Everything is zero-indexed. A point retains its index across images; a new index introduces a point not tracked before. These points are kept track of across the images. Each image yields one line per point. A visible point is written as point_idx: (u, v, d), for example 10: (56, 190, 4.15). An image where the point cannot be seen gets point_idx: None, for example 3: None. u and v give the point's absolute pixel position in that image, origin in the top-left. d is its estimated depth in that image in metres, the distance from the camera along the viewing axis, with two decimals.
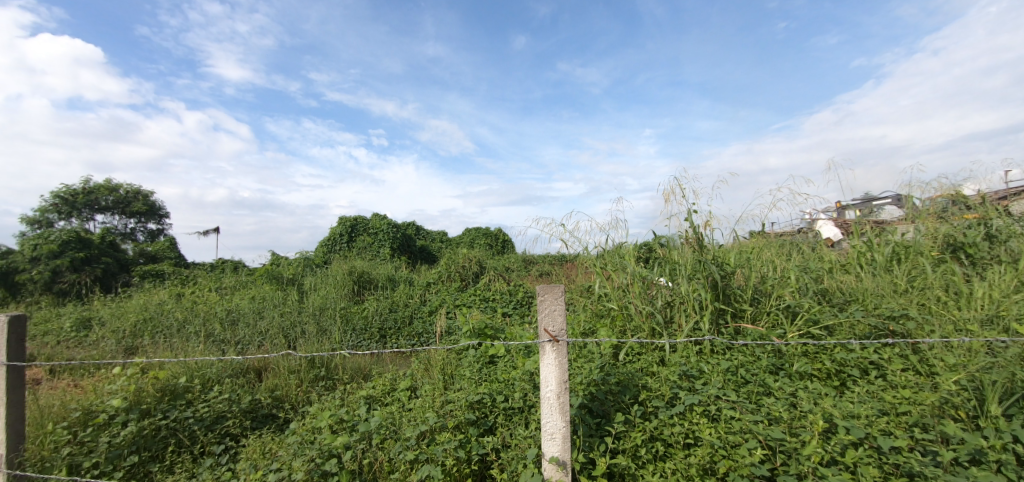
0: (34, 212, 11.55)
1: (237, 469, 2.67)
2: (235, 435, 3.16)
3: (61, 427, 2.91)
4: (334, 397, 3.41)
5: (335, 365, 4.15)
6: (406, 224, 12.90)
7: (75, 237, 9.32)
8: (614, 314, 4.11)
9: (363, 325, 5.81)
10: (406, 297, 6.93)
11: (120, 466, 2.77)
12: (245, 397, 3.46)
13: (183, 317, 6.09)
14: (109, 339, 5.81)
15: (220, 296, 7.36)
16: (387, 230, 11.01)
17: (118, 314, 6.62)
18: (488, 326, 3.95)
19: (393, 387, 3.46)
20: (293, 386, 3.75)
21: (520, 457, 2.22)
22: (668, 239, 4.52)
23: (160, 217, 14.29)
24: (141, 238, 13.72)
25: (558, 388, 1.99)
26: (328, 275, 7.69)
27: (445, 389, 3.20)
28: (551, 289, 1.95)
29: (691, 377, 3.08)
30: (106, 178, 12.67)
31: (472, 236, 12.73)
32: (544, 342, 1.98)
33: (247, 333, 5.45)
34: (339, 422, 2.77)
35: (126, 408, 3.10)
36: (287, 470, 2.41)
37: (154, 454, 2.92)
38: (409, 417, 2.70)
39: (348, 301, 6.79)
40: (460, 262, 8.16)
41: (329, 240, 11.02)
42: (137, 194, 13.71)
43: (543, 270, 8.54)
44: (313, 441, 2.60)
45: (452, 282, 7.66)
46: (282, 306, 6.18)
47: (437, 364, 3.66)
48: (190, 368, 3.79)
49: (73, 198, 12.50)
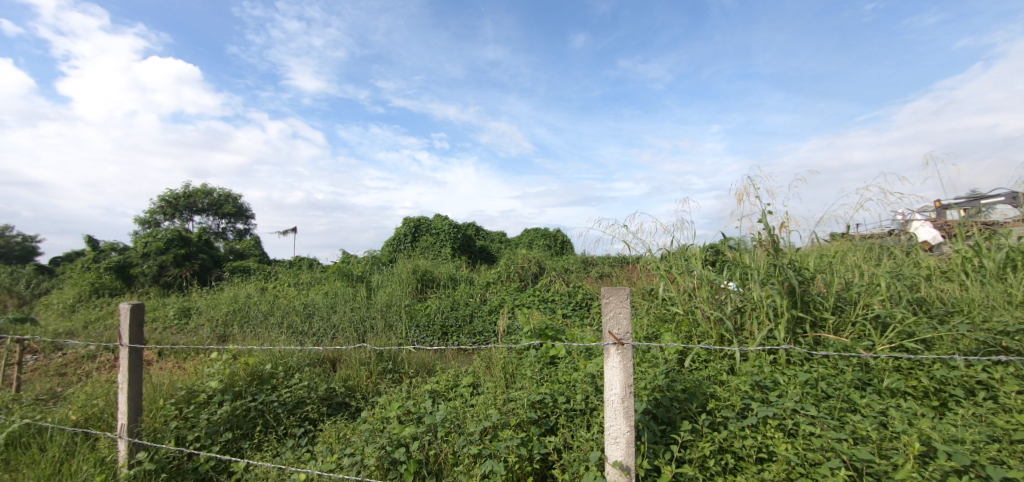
0: (145, 213, 13.20)
1: (316, 451, 2.88)
2: (314, 419, 3.42)
3: (170, 404, 3.27)
4: (400, 389, 3.58)
5: (401, 359, 4.36)
6: (466, 225, 13.22)
7: (178, 236, 10.48)
8: (679, 319, 3.96)
9: (427, 322, 6.05)
10: (467, 296, 7.12)
11: (217, 441, 3.07)
12: (322, 385, 3.72)
13: (267, 309, 6.67)
14: (205, 327, 6.48)
15: (298, 291, 7.96)
16: (448, 230, 11.35)
17: (212, 304, 7.36)
18: (549, 327, 3.96)
19: (456, 383, 3.57)
20: (363, 377, 3.98)
21: (582, 458, 2.21)
22: (739, 242, 4.28)
23: (247, 217, 15.71)
24: (231, 237, 15.18)
25: (622, 392, 1.96)
26: (394, 273, 8.08)
27: (507, 387, 3.25)
28: (618, 291, 1.92)
29: (764, 388, 2.90)
30: (202, 183, 14.14)
31: (531, 236, 12.81)
32: (609, 344, 1.95)
33: (322, 326, 5.85)
34: (405, 414, 2.90)
35: (221, 389, 3.43)
36: (360, 455, 2.57)
37: (244, 432, 3.23)
38: (473, 412, 2.77)
39: (412, 298, 7.09)
40: (519, 263, 8.24)
41: (395, 239, 11.58)
42: (228, 197, 15.13)
43: (602, 272, 8.40)
44: (382, 431, 2.74)
45: (512, 282, 7.75)
46: (352, 302, 6.57)
47: (499, 363, 3.73)
48: (274, 356, 4.14)
49: (176, 201, 14.10)
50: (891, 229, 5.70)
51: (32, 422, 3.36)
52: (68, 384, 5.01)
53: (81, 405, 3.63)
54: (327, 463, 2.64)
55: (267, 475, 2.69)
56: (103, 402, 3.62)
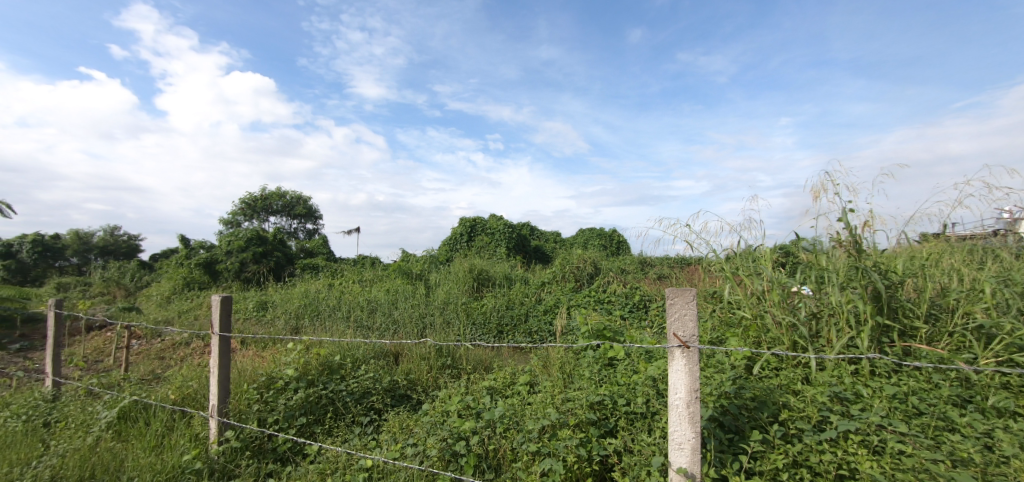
0: (229, 215, 14.49)
1: (381, 439, 3.02)
2: (379, 409, 3.60)
3: (252, 388, 3.56)
4: (459, 385, 3.67)
5: (459, 356, 4.48)
6: (520, 225, 13.33)
7: (256, 235, 11.34)
8: (746, 323, 3.75)
9: (483, 320, 6.17)
10: (522, 295, 7.16)
11: (293, 425, 3.31)
12: (386, 377, 3.90)
13: (334, 304, 7.10)
14: (280, 319, 6.99)
15: (362, 287, 8.39)
16: (503, 230, 11.47)
17: (286, 299, 7.95)
18: (607, 328, 3.90)
19: (513, 380, 3.61)
20: (424, 371, 4.13)
21: (644, 463, 2.16)
22: (815, 242, 3.98)
23: (316, 218, 16.78)
24: (302, 236, 16.30)
25: (687, 397, 1.88)
26: (451, 272, 8.30)
27: (564, 386, 3.23)
28: (683, 292, 1.86)
29: (845, 401, 2.67)
30: (277, 187, 15.28)
31: (586, 236, 12.67)
32: (673, 347, 1.89)
33: (385, 321, 6.13)
34: (464, 408, 2.97)
35: (296, 377, 3.69)
36: (422, 446, 2.67)
37: (317, 418, 3.44)
38: (530, 411, 2.78)
39: (468, 296, 7.25)
40: (574, 263, 8.17)
41: (451, 239, 11.89)
42: (299, 199, 16.22)
43: (661, 273, 8.14)
44: (443, 424, 2.83)
45: (567, 282, 7.71)
46: (411, 299, 6.82)
47: (556, 363, 3.73)
48: (343, 349, 4.39)
49: (254, 203, 15.35)
50: (997, 229, 5.05)
51: (139, 399, 3.80)
52: (166, 367, 5.61)
53: (178, 386, 4.04)
54: (392, 451, 2.77)
55: (337, 459, 2.86)
56: (197, 384, 4.02)
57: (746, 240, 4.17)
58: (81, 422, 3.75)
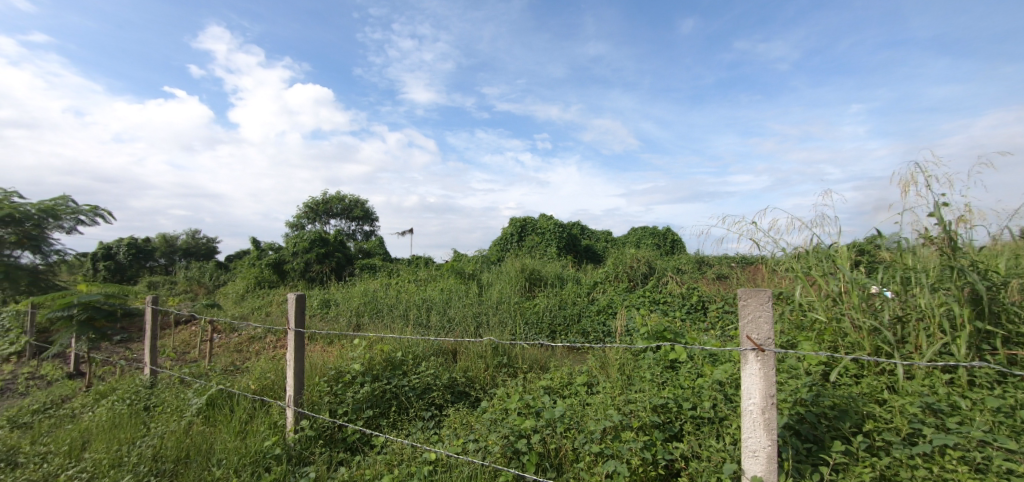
0: (294, 218, 15.47)
1: (443, 434, 3.11)
2: (439, 405, 3.72)
3: (323, 381, 3.77)
4: (517, 383, 3.71)
5: (515, 355, 4.54)
6: (570, 224, 13.24)
7: (319, 237, 12.03)
8: (821, 327, 3.51)
9: (536, 320, 6.20)
10: (574, 295, 7.10)
11: (361, 417, 3.48)
12: (445, 374, 4.01)
13: (392, 303, 7.38)
14: (342, 316, 7.37)
15: (417, 287, 8.67)
16: (554, 230, 11.44)
17: (347, 297, 8.37)
18: (667, 329, 3.81)
19: (570, 380, 3.60)
20: (481, 370, 4.21)
21: (713, 470, 2.08)
22: (899, 240, 3.66)
23: (372, 221, 17.55)
24: (360, 238, 17.11)
25: (762, 402, 1.80)
26: (503, 272, 8.39)
27: (624, 388, 3.18)
28: (757, 293, 1.78)
29: (939, 413, 2.43)
30: (337, 191, 16.12)
31: (639, 236, 12.39)
32: (747, 350, 1.81)
33: (440, 319, 6.31)
34: (524, 407, 3.00)
35: (362, 372, 3.88)
36: (484, 442, 2.72)
37: (382, 411, 3.60)
38: (591, 412, 2.75)
39: (520, 296, 7.29)
40: (627, 263, 7.99)
41: (502, 239, 12.03)
42: (357, 202, 16.99)
43: (720, 273, 7.79)
44: (503, 422, 2.87)
45: (620, 282, 7.56)
46: (465, 298, 6.96)
47: (614, 364, 3.69)
48: (404, 345, 4.56)
49: (316, 207, 16.28)
50: None
51: (224, 388, 4.14)
52: (244, 359, 6.07)
53: (257, 377, 4.37)
54: (454, 445, 2.85)
55: (402, 451, 2.97)
56: (273, 375, 4.33)
57: (819, 238, 3.91)
58: (176, 407, 4.14)
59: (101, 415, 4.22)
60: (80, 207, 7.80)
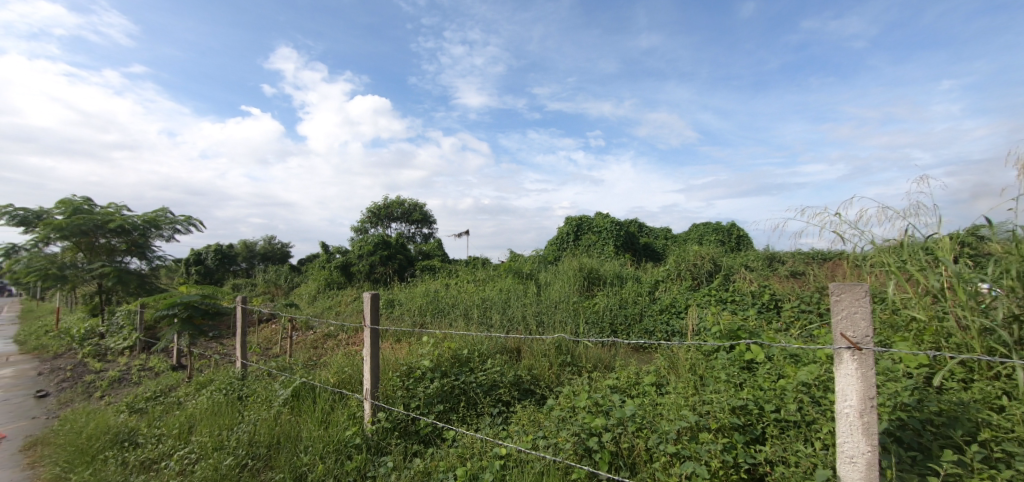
0: (359, 223, 16.35)
1: (512, 430, 3.16)
2: (507, 401, 3.79)
3: (397, 376, 3.95)
4: (582, 382, 3.70)
5: (578, 354, 4.53)
6: (627, 222, 12.95)
7: (383, 240, 12.60)
8: (920, 326, 3.20)
9: (596, 319, 6.14)
10: (635, 294, 6.94)
11: (433, 411, 3.61)
12: (511, 372, 4.07)
13: (453, 303, 7.58)
14: (407, 315, 7.69)
15: (477, 287, 8.86)
16: (611, 228, 11.24)
17: (410, 297, 8.71)
18: (741, 329, 3.64)
19: (638, 380, 3.53)
20: (546, 368, 4.24)
21: (803, 476, 1.97)
22: (1015, 229, 3.25)
23: (430, 223, 18.14)
24: (419, 240, 17.76)
25: (860, 405, 1.68)
26: (560, 271, 8.37)
27: (697, 388, 3.08)
28: (853, 288, 1.66)
29: None
30: (397, 196, 16.81)
31: (701, 232, 11.89)
32: (841, 349, 1.70)
33: (500, 318, 6.40)
34: (593, 405, 2.97)
35: (432, 368, 4.03)
36: (554, 439, 2.73)
37: (452, 406, 3.72)
38: (664, 412, 2.68)
39: (579, 295, 7.24)
40: (690, 260, 7.68)
41: (558, 238, 12.01)
42: (416, 205, 17.61)
43: (794, 269, 7.30)
44: (573, 419, 2.88)
45: (683, 281, 7.30)
46: (524, 297, 7.00)
47: (684, 365, 3.58)
48: (470, 343, 4.69)
49: (379, 211, 17.10)
50: None
51: (307, 381, 4.45)
52: (320, 354, 6.50)
53: (335, 371, 4.67)
54: (523, 441, 2.89)
55: (473, 444, 3.06)
56: (350, 370, 4.60)
57: (916, 229, 3.56)
58: (265, 398, 4.51)
59: (203, 402, 4.69)
60: (176, 218, 8.72)
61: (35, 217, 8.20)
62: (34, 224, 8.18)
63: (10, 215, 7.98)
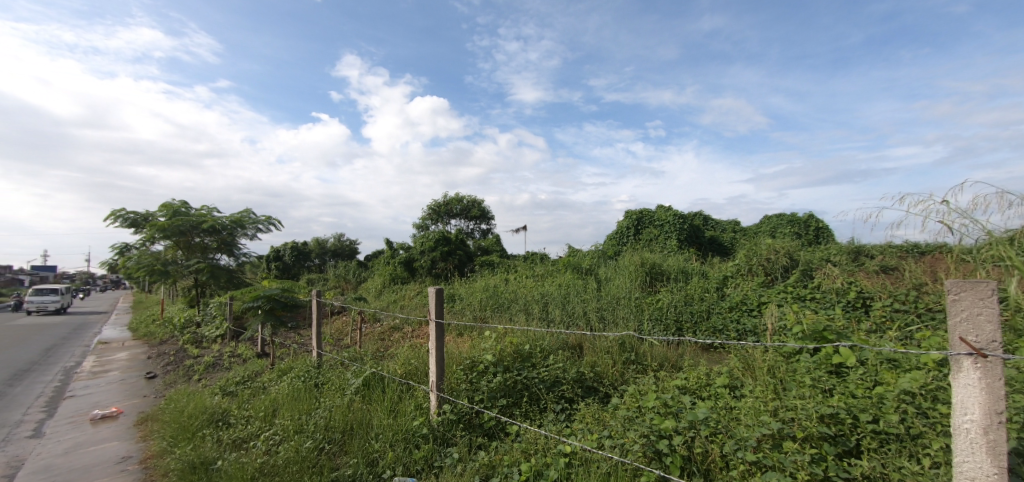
0: (420, 220, 16.92)
1: (576, 428, 3.12)
2: (570, 398, 3.75)
3: (460, 370, 4.03)
4: (648, 381, 3.57)
5: (643, 353, 4.39)
6: (692, 215, 12.36)
7: (443, 236, 12.95)
8: None
9: (659, 315, 5.92)
10: (702, 290, 6.60)
11: (496, 405, 3.65)
12: (573, 368, 4.03)
13: (513, 298, 7.63)
14: (467, 310, 7.86)
15: (535, 282, 8.87)
16: (674, 221, 10.78)
17: (470, 292, 8.88)
18: (828, 329, 3.34)
19: (709, 381, 3.35)
20: (609, 365, 4.16)
21: None
22: None
23: (488, 219, 18.39)
24: (478, 236, 18.09)
25: (986, 420, 1.45)
26: (621, 266, 8.15)
27: (777, 393, 2.86)
28: (976, 286, 1.44)
29: None
30: (456, 193, 17.20)
31: (775, 225, 11.09)
32: (961, 356, 1.49)
33: (559, 313, 6.35)
34: (662, 406, 2.85)
35: (495, 362, 4.07)
36: (621, 439, 2.65)
37: (515, 401, 3.73)
38: (742, 418, 2.54)
39: (641, 291, 7.01)
40: (763, 254, 7.17)
41: (617, 233, 11.72)
42: (474, 202, 17.91)
43: (885, 264, 6.59)
44: (639, 420, 2.78)
45: (755, 277, 6.85)
46: (584, 293, 6.89)
47: (761, 367, 3.36)
48: (531, 339, 4.70)
49: (439, 208, 17.60)
50: None
51: (376, 371, 4.66)
52: (387, 346, 6.82)
53: (403, 363, 4.86)
54: (588, 440, 2.83)
55: (537, 441, 3.06)
56: (416, 362, 4.78)
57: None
58: (339, 386, 4.80)
59: (285, 388, 5.08)
60: (257, 218, 9.49)
61: (142, 219, 9.27)
62: (142, 225, 9.26)
63: (123, 218, 9.08)
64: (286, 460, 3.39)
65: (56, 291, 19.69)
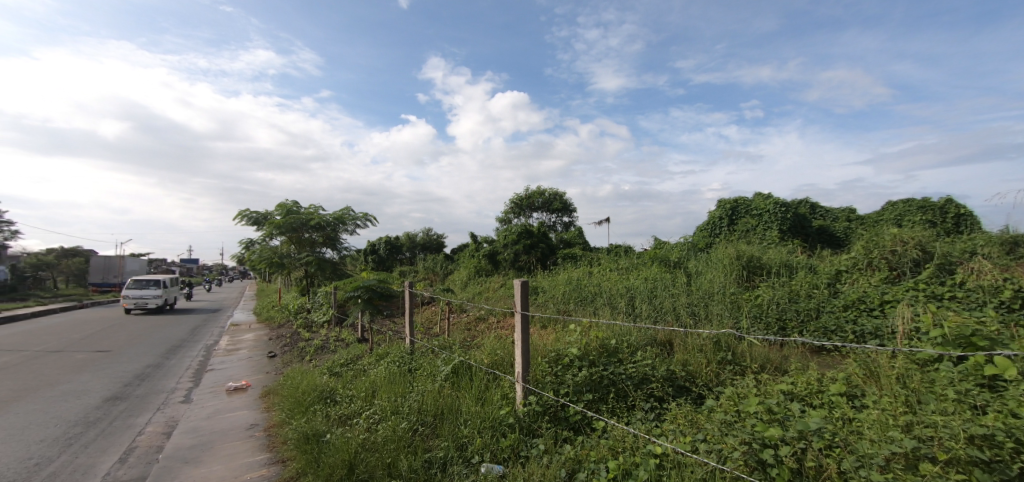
0: (503, 214, 17.28)
1: (667, 428, 2.98)
2: (659, 397, 3.60)
3: (546, 362, 4.05)
4: (747, 384, 3.31)
5: (741, 353, 4.09)
6: (796, 203, 11.18)
7: (525, 230, 13.08)
8: None
9: (759, 313, 5.44)
10: (809, 286, 5.96)
11: (582, 399, 3.58)
12: (663, 366, 3.86)
13: (596, 291, 7.51)
14: (550, 303, 7.88)
15: (619, 275, 8.63)
16: (775, 210, 9.84)
17: (553, 285, 8.89)
18: (978, 334, 2.84)
19: (821, 388, 3.02)
20: (702, 365, 3.93)
21: None
22: None
23: (570, 212, 18.22)
24: (560, 229, 18.03)
25: None
26: (714, 259, 7.61)
27: (909, 407, 2.50)
28: None
29: None
30: (537, 186, 17.26)
31: (903, 212, 9.61)
32: None
33: (646, 308, 6.13)
34: (766, 412, 2.62)
35: (580, 356, 4.02)
36: (718, 445, 2.49)
37: (601, 396, 3.65)
38: (865, 432, 2.26)
39: (737, 286, 6.51)
40: (886, 246, 6.25)
41: (709, 223, 10.99)
42: (556, 195, 17.82)
43: None
44: (740, 426, 2.58)
45: (877, 272, 6.02)
46: (672, 287, 6.57)
47: (888, 376, 2.96)
48: (618, 333, 4.58)
49: (521, 202, 17.82)
50: None
51: (465, 360, 4.86)
52: (474, 336, 7.09)
53: (489, 353, 5.01)
54: (680, 443, 2.69)
55: (625, 439, 2.98)
56: (502, 353, 4.90)
57: None
58: (429, 372, 5.07)
59: (382, 371, 5.49)
60: (356, 215, 10.37)
61: (263, 218, 10.57)
62: (264, 223, 10.56)
63: (249, 217, 10.39)
64: (384, 438, 3.66)
65: (156, 284, 16.50)
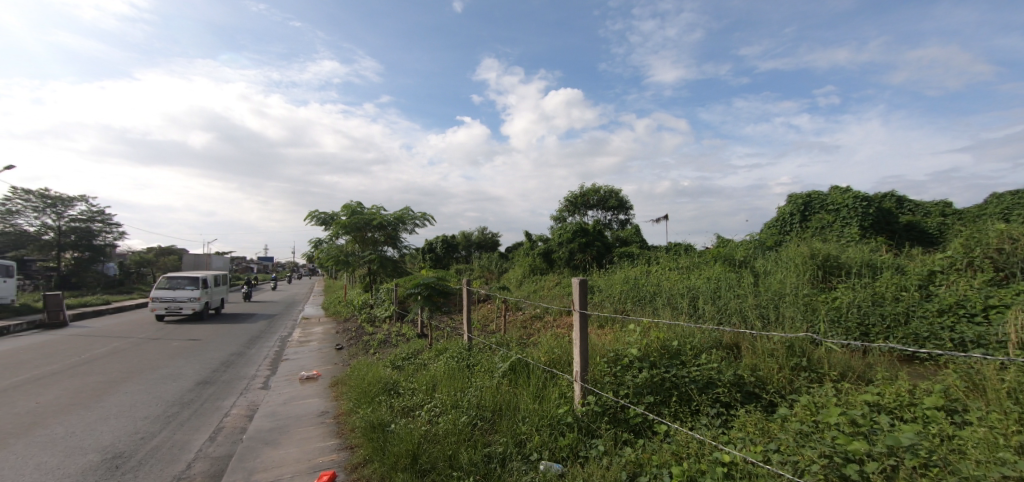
0: (557, 213, 17.23)
1: (735, 436, 2.85)
2: (726, 402, 3.44)
3: (604, 362, 4.00)
4: (825, 393, 3.09)
5: (817, 359, 3.82)
6: (879, 197, 10.23)
7: (580, 228, 12.95)
8: None
9: (837, 317, 5.03)
10: (897, 287, 5.44)
11: (643, 401, 3.50)
12: (729, 370, 3.69)
13: (655, 290, 7.29)
14: (607, 302, 7.75)
15: (680, 274, 8.32)
16: (855, 205, 9.07)
17: (609, 284, 8.74)
18: None
19: (913, 400, 2.75)
20: (773, 370, 3.72)
21: None
22: None
23: (626, 209, 17.80)
24: (615, 226, 17.68)
25: None
26: (785, 258, 7.13)
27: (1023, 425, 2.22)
28: None
29: None
30: (592, 184, 17.01)
31: (1011, 205, 8.50)
32: None
33: (710, 309, 5.88)
34: (849, 424, 2.43)
35: (641, 357, 3.93)
36: (794, 456, 2.34)
37: (663, 399, 3.54)
38: (968, 451, 2.04)
39: (813, 287, 6.06)
40: (991, 244, 5.57)
41: (778, 220, 10.32)
42: (612, 192, 17.46)
43: None
44: (818, 437, 2.42)
45: (979, 273, 5.38)
46: (738, 287, 6.23)
47: (996, 389, 2.64)
48: (680, 335, 4.44)
49: (575, 200, 17.68)
50: None
51: (522, 357, 4.90)
52: (530, 334, 7.13)
53: (546, 351, 5.02)
54: (750, 451, 2.56)
55: (689, 444, 2.89)
56: (559, 351, 4.91)
57: None
58: (487, 368, 5.18)
59: (442, 366, 5.67)
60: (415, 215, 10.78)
61: (331, 219, 11.25)
62: (331, 223, 11.23)
63: (318, 217, 11.10)
64: (445, 431, 3.77)
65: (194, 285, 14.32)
